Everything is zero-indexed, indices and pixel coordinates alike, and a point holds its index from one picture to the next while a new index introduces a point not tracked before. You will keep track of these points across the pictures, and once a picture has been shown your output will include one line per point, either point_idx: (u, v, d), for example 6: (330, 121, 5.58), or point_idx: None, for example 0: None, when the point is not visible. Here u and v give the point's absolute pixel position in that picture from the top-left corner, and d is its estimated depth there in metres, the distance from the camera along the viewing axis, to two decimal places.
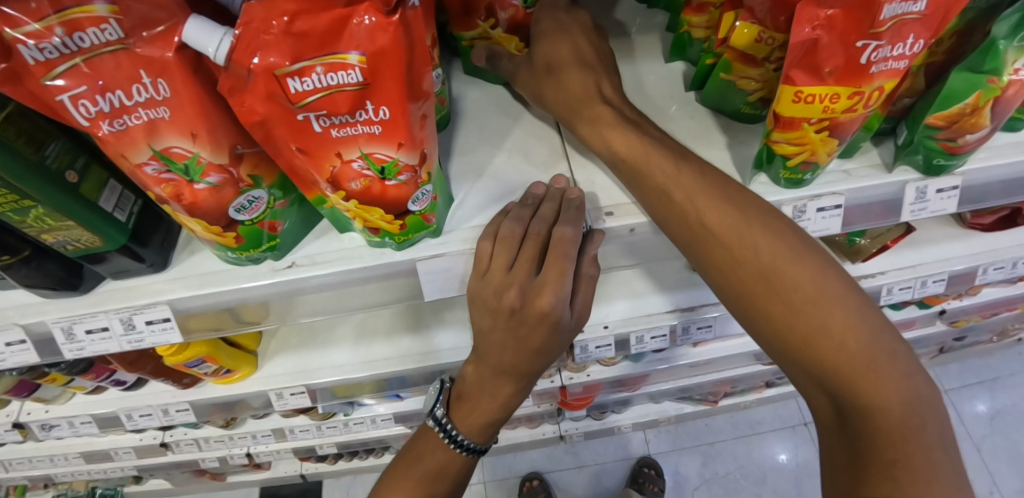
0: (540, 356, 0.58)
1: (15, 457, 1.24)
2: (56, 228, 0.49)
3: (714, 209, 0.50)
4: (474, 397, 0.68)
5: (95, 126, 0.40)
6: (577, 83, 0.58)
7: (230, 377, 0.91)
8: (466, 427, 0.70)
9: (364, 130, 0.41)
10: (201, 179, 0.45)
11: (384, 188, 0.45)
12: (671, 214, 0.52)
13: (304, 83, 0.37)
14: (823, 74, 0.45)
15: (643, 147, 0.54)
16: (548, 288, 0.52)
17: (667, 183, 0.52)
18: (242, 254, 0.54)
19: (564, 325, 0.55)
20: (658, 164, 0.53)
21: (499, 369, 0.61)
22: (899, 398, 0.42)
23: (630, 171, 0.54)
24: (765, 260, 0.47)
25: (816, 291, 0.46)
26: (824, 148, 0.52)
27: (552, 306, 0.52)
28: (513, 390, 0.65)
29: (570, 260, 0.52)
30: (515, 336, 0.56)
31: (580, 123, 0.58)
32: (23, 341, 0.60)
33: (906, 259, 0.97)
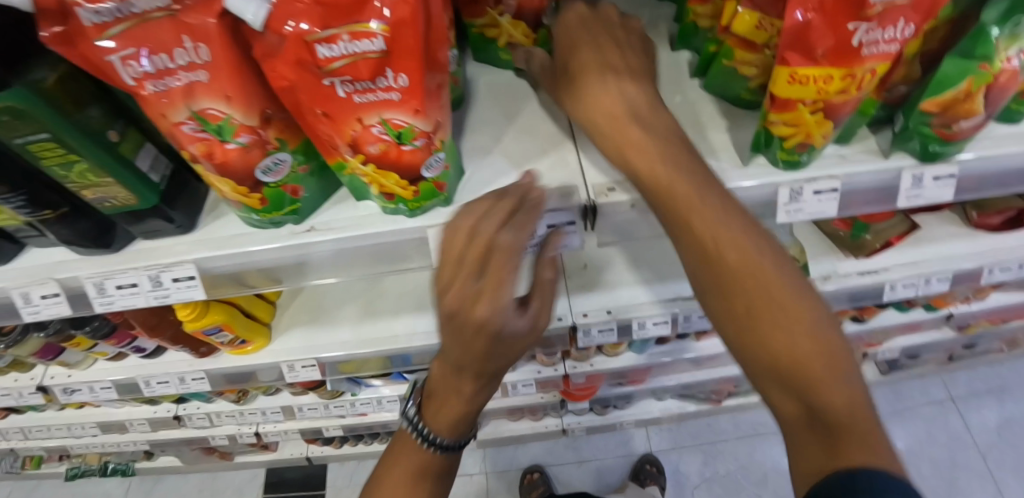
0: (499, 359, 0.49)
1: (35, 425, 1.29)
2: (97, 184, 0.53)
3: (683, 182, 0.44)
4: (443, 397, 0.59)
5: (140, 86, 0.43)
6: (579, 46, 0.51)
7: (244, 348, 0.95)
8: (438, 427, 0.61)
9: (383, 97, 0.44)
10: (233, 139, 0.48)
11: (400, 153, 0.48)
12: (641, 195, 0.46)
13: (332, 49, 0.40)
14: (817, 56, 0.48)
15: (613, 103, 0.48)
16: (486, 296, 0.41)
17: (642, 164, 0.46)
18: (265, 217, 0.57)
19: (514, 333, 0.45)
20: (636, 141, 0.46)
21: (457, 368, 0.51)
22: (856, 411, 0.38)
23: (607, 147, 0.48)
24: (734, 256, 0.41)
25: (785, 297, 0.40)
26: (820, 130, 0.54)
27: (492, 319, 0.42)
28: (482, 385, 0.55)
29: (512, 263, 0.43)
30: (460, 342, 0.45)
31: (568, 93, 0.52)
32: (58, 294, 0.64)
33: (911, 256, 0.98)
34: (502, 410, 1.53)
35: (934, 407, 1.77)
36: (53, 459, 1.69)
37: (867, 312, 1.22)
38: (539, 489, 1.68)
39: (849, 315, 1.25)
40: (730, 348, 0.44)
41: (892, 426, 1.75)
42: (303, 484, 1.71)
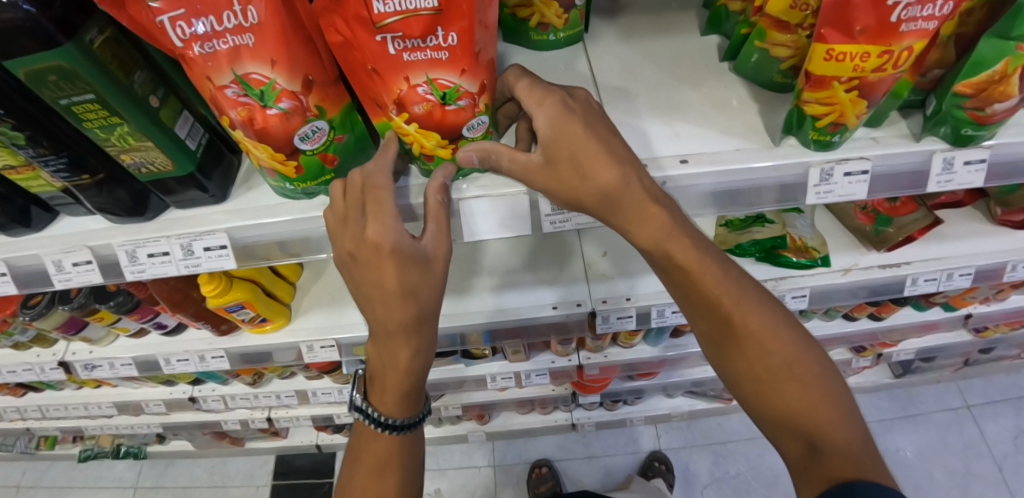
0: (409, 299, 0.54)
1: (53, 403, 1.30)
2: (136, 148, 0.54)
3: (685, 253, 0.56)
4: (383, 376, 0.64)
5: (188, 48, 0.44)
6: (574, 137, 0.51)
7: (264, 327, 0.95)
8: (385, 408, 0.66)
9: (432, 56, 0.45)
10: (274, 104, 0.49)
11: (444, 112, 0.49)
12: (674, 274, 0.57)
13: (387, 5, 0.41)
14: (855, 32, 0.47)
15: (626, 180, 0.52)
16: (373, 220, 0.51)
17: (673, 254, 0.55)
18: (299, 187, 0.58)
19: (411, 256, 0.52)
20: (655, 224, 0.54)
21: (385, 328, 0.57)
22: (860, 449, 0.50)
23: (640, 237, 0.55)
24: (752, 324, 0.56)
25: (791, 357, 0.55)
26: (854, 110, 0.54)
27: (386, 239, 0.51)
28: (417, 350, 0.59)
29: (389, 190, 0.53)
30: (377, 286, 0.53)
31: (576, 184, 0.52)
32: (90, 262, 0.65)
33: (935, 251, 0.97)
34: (513, 402, 1.53)
35: (949, 414, 1.75)
36: (67, 440, 1.72)
37: (886, 310, 1.20)
38: (547, 483, 1.67)
39: (867, 314, 1.24)
40: (745, 400, 0.58)
41: (904, 431, 1.73)
42: (311, 472, 1.72)
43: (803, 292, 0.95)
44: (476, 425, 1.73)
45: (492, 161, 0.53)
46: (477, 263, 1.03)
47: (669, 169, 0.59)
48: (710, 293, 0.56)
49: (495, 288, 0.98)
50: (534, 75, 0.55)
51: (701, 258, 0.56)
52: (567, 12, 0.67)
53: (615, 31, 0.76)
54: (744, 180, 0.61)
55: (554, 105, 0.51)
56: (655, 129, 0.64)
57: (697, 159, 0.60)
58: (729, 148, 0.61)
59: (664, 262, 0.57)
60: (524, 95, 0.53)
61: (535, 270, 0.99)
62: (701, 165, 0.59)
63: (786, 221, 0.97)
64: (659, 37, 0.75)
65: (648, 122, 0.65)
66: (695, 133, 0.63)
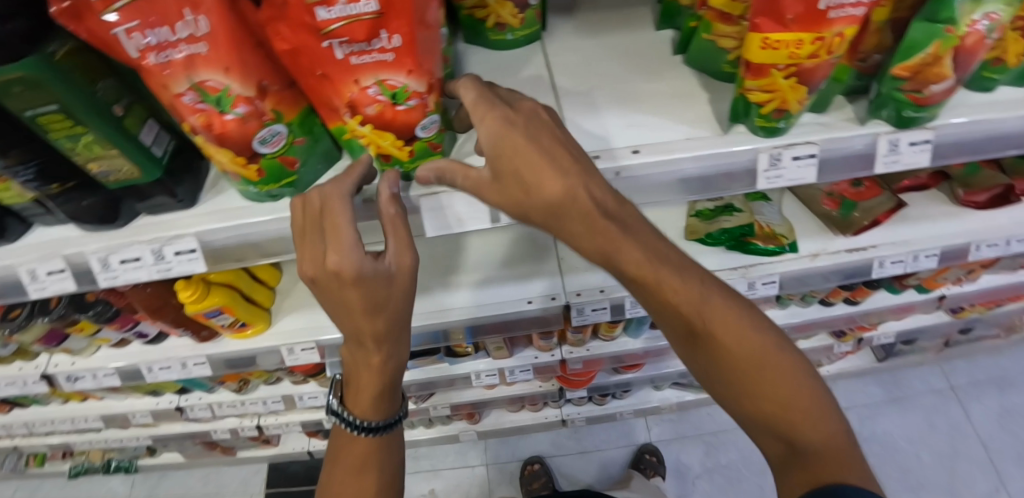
0: (375, 312, 0.56)
1: (39, 419, 1.30)
2: (102, 156, 0.55)
3: (639, 257, 0.55)
4: (356, 378, 0.66)
5: (143, 58, 0.45)
6: (517, 151, 0.51)
7: (245, 331, 0.96)
8: (360, 410, 0.67)
9: (378, 58, 0.47)
10: (231, 110, 0.50)
11: (395, 112, 0.52)
12: (633, 280, 0.57)
13: (330, 11, 0.44)
14: (787, 20, 0.49)
15: (574, 190, 0.52)
16: (332, 247, 0.52)
17: (621, 258, 0.55)
18: (262, 189, 0.59)
19: (373, 277, 0.53)
20: (610, 232, 0.53)
21: (354, 336, 0.59)
22: (840, 451, 0.51)
23: (592, 246, 0.56)
24: (711, 323, 0.56)
25: (758, 355, 0.55)
26: (795, 96, 0.56)
27: (344, 266, 0.52)
28: (387, 352, 0.61)
29: (345, 215, 0.53)
30: (344, 304, 0.55)
31: (524, 197, 0.53)
32: (63, 270, 0.66)
33: (901, 233, 0.99)
34: (502, 400, 1.54)
35: (933, 396, 1.78)
36: (57, 456, 1.72)
37: (860, 295, 1.22)
38: (540, 480, 1.68)
39: (842, 298, 1.25)
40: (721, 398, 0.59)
41: (890, 414, 1.76)
42: (305, 478, 1.73)
43: (773, 277, 0.97)
44: (468, 425, 1.74)
45: (449, 177, 0.55)
46: (454, 261, 1.04)
47: (620, 160, 0.61)
48: (664, 295, 0.56)
49: (473, 285, 0.99)
50: (481, 87, 0.56)
51: (655, 260, 0.55)
52: (521, 11, 0.69)
53: (573, 27, 0.78)
54: (697, 167, 0.63)
55: (496, 120, 0.52)
56: (610, 121, 0.66)
57: (649, 148, 0.62)
58: (681, 136, 0.63)
59: (618, 266, 0.57)
60: (470, 108, 0.54)
61: (511, 266, 1.01)
62: (653, 154, 0.61)
63: (754, 209, 0.99)
64: (615, 31, 0.77)
65: (605, 115, 0.67)
66: (650, 124, 0.65)
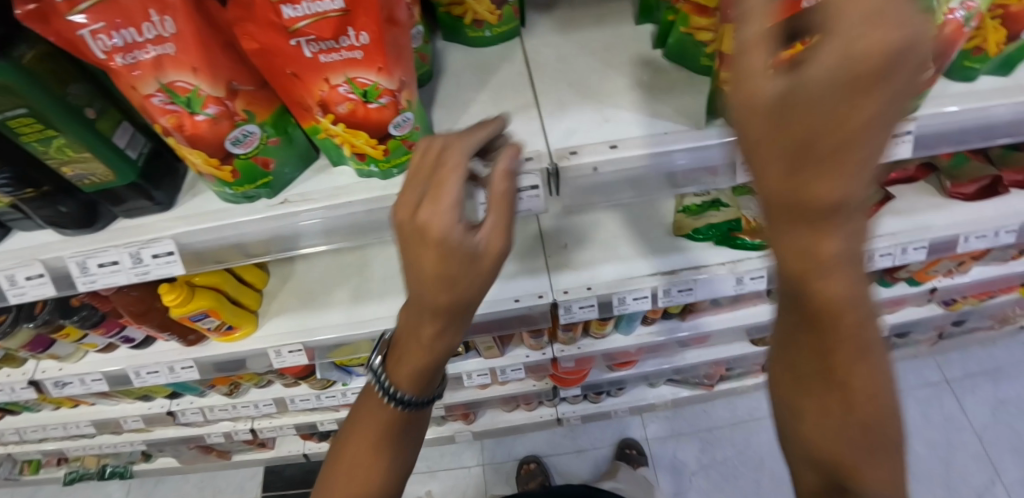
0: (443, 288, 0.44)
1: (31, 425, 1.30)
2: (75, 160, 0.54)
3: (846, 290, 0.30)
4: (403, 344, 0.54)
5: (110, 60, 0.45)
6: (838, 98, 0.21)
7: (232, 334, 0.96)
8: (397, 383, 0.56)
9: (347, 56, 0.47)
10: (201, 110, 0.50)
11: (367, 111, 0.51)
12: (801, 308, 0.33)
13: (296, 10, 0.44)
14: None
15: (856, 202, 0.25)
16: (429, 201, 0.43)
17: (820, 299, 0.30)
18: (238, 191, 0.59)
19: (458, 252, 0.42)
20: (831, 247, 0.27)
21: (416, 300, 0.47)
22: None
23: (789, 247, 0.28)
24: (878, 406, 0.36)
25: (893, 448, 0.37)
26: None
27: (435, 224, 0.42)
28: (442, 330, 0.49)
29: (459, 173, 0.44)
30: (413, 267, 0.44)
31: (771, 165, 0.25)
32: (42, 275, 0.65)
33: (889, 226, 0.98)
34: (496, 399, 1.54)
35: (928, 389, 1.77)
36: (51, 463, 1.71)
37: None
38: (536, 479, 1.68)
39: None
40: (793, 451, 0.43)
41: None
42: (301, 481, 1.72)
43: (761, 272, 0.97)
44: (463, 425, 1.74)
45: None
46: None
47: (600, 155, 0.61)
48: (830, 346, 0.34)
49: None
50: None
51: (867, 316, 0.32)
52: (499, 7, 0.70)
53: (552, 23, 0.78)
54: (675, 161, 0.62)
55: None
56: (589, 117, 0.66)
57: (627, 142, 0.62)
58: (660, 131, 0.63)
59: (790, 286, 0.32)
60: None
61: None
62: (631, 149, 0.61)
63: (741, 204, 0.97)
64: (594, 26, 0.77)
65: (583, 111, 0.66)
66: (629, 119, 0.65)
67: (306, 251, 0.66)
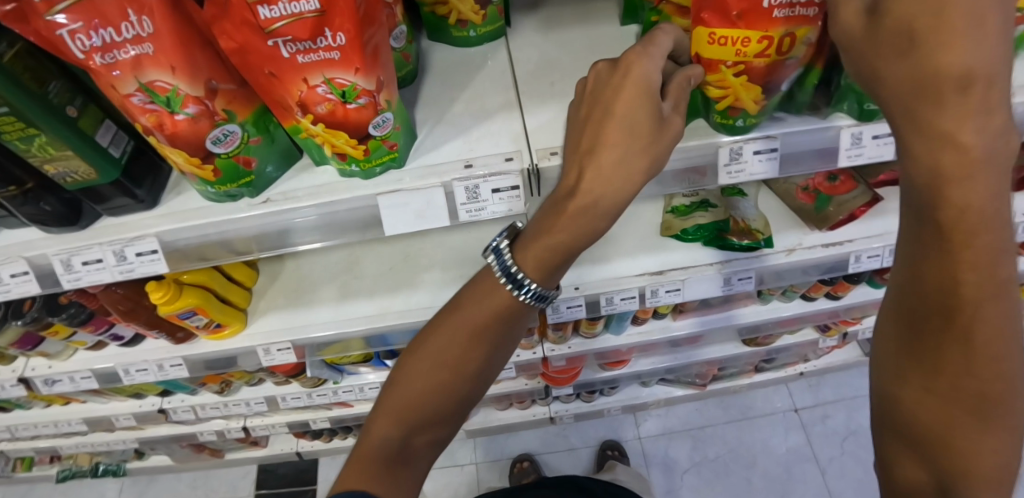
0: (623, 132, 0.46)
1: (22, 422, 1.30)
2: (57, 158, 0.54)
3: (979, 199, 0.32)
4: (547, 218, 0.50)
5: (89, 59, 0.45)
6: None
7: (221, 332, 0.96)
8: (525, 268, 0.52)
9: (324, 56, 0.47)
10: (181, 110, 0.50)
11: (346, 111, 0.52)
12: (927, 231, 0.36)
13: (272, 10, 0.44)
14: (733, 17, 0.49)
15: (978, 85, 0.30)
16: (639, 54, 0.48)
17: (964, 211, 0.33)
18: (220, 190, 0.59)
19: (650, 101, 0.46)
20: (969, 139, 0.31)
21: (583, 154, 0.48)
22: None
23: (920, 146, 0.33)
24: (1000, 345, 0.37)
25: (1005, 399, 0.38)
26: (747, 93, 0.55)
27: (641, 67, 0.47)
28: (594, 203, 0.47)
29: (661, 48, 0.50)
30: (600, 110, 0.47)
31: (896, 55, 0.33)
32: (26, 272, 0.66)
33: (877, 227, 0.99)
34: (489, 398, 1.54)
35: None
36: (44, 460, 1.71)
37: (841, 289, 1.22)
38: (529, 477, 1.69)
39: (824, 293, 1.25)
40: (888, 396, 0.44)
41: None
42: (294, 479, 1.73)
43: (749, 273, 0.96)
44: None
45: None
46: (429, 258, 1.04)
47: None
48: (956, 279, 0.35)
49: (448, 282, 0.99)
50: None
51: (1005, 243, 0.34)
52: (483, 7, 0.70)
53: (536, 23, 0.78)
54: None
55: None
56: None
57: None
58: None
59: (922, 198, 0.35)
60: None
61: None
62: None
63: (729, 205, 0.98)
64: (579, 26, 0.77)
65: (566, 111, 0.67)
66: None
67: (298, 246, 0.67)
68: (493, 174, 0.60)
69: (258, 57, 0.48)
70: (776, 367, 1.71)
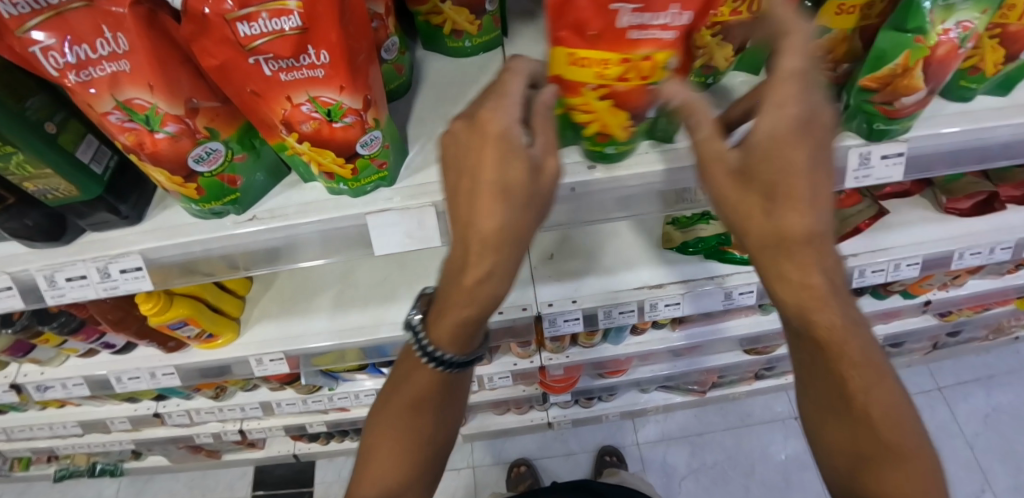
0: (499, 201, 0.44)
1: (18, 424, 1.29)
2: (37, 176, 0.52)
3: (833, 314, 0.47)
4: (446, 299, 0.52)
5: (63, 77, 0.43)
6: (785, 160, 0.42)
7: (213, 342, 0.95)
8: (438, 340, 0.56)
9: (308, 74, 0.46)
10: (161, 128, 0.48)
11: (332, 130, 0.50)
12: (810, 340, 0.49)
13: (252, 28, 0.42)
14: (592, 37, 0.43)
15: (811, 240, 0.44)
16: (494, 104, 0.45)
17: (824, 315, 0.47)
18: (204, 207, 0.57)
19: (519, 159, 0.44)
20: (815, 277, 0.45)
21: (462, 230, 0.46)
22: None
23: (798, 292, 0.46)
24: (875, 400, 0.50)
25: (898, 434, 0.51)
26: (613, 117, 0.50)
27: (497, 121, 0.44)
28: (488, 274, 0.47)
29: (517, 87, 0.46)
30: (470, 177, 0.45)
31: (757, 215, 0.44)
32: (10, 287, 0.64)
33: (881, 241, 0.96)
34: (486, 404, 1.53)
35: (921, 396, 1.75)
36: (41, 460, 1.71)
37: None
38: (525, 482, 1.68)
39: None
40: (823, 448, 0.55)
41: None
42: (291, 481, 1.72)
43: (750, 287, 0.94)
44: None
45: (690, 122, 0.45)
46: (425, 268, 1.02)
47: (580, 176, 0.59)
48: (835, 364, 0.49)
49: None
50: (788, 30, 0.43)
51: (854, 334, 0.48)
52: (478, 18, 0.68)
53: (535, 32, 0.76)
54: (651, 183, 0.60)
55: (789, 115, 0.41)
56: None
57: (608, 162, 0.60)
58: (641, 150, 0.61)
59: (799, 321, 0.48)
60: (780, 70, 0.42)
61: None
62: (611, 170, 0.59)
63: None
64: None
65: None
66: None
67: (286, 264, 0.65)
68: None
69: (239, 76, 0.46)
70: (777, 375, 1.70)
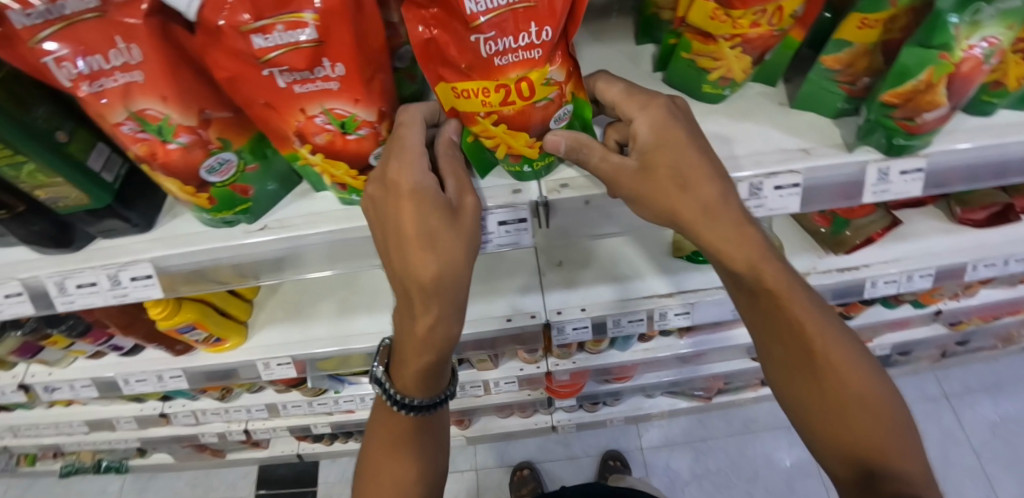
0: (428, 251, 0.48)
1: (25, 422, 1.30)
2: (48, 185, 0.52)
3: (772, 267, 0.54)
4: (402, 349, 0.57)
5: (76, 88, 0.42)
6: (676, 143, 0.52)
7: (221, 345, 0.95)
8: (404, 384, 0.60)
9: (322, 87, 0.45)
10: (173, 139, 0.48)
11: (345, 141, 0.50)
12: (761, 297, 0.55)
13: (267, 40, 0.41)
14: (464, 69, 0.47)
15: (727, 203, 0.52)
16: (396, 157, 0.49)
17: (765, 277, 0.54)
18: (216, 216, 0.57)
19: (438, 205, 0.49)
20: (747, 230, 0.53)
21: (403, 286, 0.51)
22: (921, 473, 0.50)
23: (735, 254, 0.53)
24: (830, 349, 0.54)
25: (860, 386, 0.53)
26: (516, 140, 0.52)
27: (408, 178, 0.48)
28: (438, 319, 0.51)
29: (416, 135, 0.50)
30: (394, 232, 0.49)
31: (676, 193, 0.52)
32: (20, 293, 0.64)
33: (893, 251, 0.95)
34: (490, 407, 1.52)
35: (928, 403, 1.74)
36: (48, 456, 1.72)
37: (854, 309, 1.18)
38: (528, 485, 1.67)
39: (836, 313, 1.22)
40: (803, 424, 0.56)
41: None
42: (295, 481, 1.72)
43: None
44: (457, 430, 1.71)
45: (581, 155, 0.53)
46: None
47: (592, 189, 0.59)
48: (790, 314, 0.54)
49: None
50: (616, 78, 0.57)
51: (791, 285, 0.55)
52: None
53: None
54: None
55: (659, 109, 0.53)
56: None
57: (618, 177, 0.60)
58: None
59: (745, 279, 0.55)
60: (623, 97, 0.55)
61: (492, 279, 0.99)
62: None
63: None
64: (592, 45, 0.74)
65: None
66: None
67: (297, 274, 0.65)
68: (500, 206, 0.58)
69: (252, 88, 0.45)
70: None
